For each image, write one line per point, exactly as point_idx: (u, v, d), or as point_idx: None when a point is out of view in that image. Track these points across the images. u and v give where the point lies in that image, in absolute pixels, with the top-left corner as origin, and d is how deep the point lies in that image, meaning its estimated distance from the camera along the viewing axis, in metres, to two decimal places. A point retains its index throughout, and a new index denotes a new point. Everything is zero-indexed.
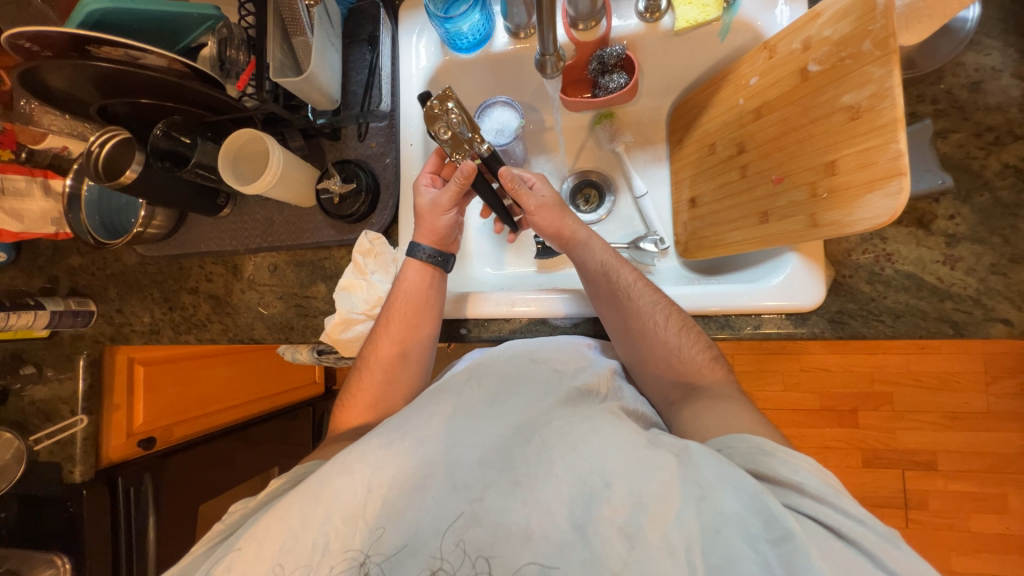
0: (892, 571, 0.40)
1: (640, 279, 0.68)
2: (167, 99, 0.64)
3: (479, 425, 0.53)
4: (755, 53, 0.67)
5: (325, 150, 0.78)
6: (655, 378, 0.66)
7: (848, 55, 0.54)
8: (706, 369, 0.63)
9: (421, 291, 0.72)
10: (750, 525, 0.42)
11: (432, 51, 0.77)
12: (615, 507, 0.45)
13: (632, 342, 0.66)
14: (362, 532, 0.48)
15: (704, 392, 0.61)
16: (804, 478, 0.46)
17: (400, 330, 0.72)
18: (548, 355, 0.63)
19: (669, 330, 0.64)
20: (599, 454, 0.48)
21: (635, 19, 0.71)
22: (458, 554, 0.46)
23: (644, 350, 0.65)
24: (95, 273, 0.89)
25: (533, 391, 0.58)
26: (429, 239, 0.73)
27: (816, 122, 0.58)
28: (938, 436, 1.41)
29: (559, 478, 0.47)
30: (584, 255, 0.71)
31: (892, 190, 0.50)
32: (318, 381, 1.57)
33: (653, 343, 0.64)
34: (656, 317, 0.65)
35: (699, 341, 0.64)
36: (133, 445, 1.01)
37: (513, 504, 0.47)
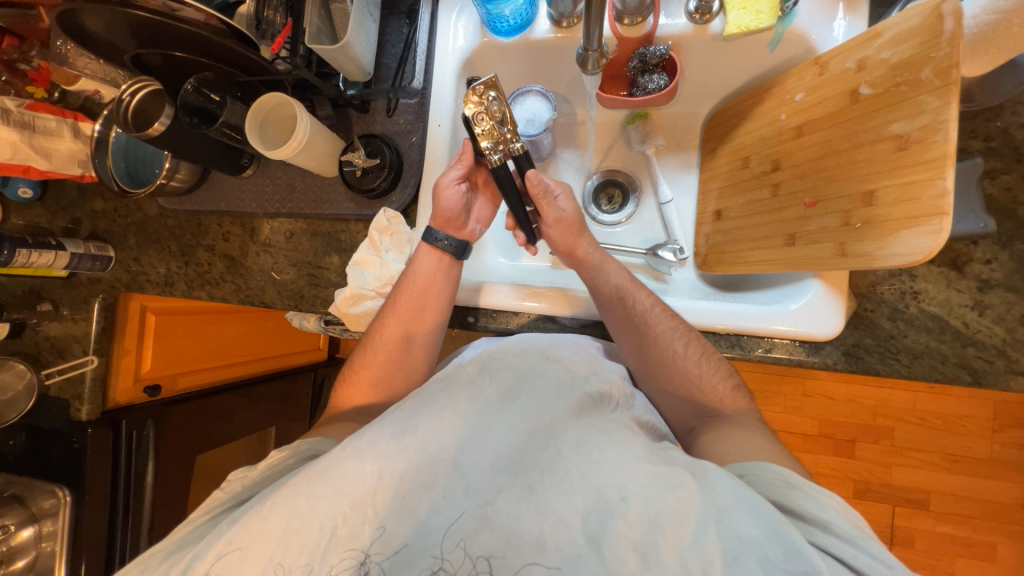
0: None
1: (656, 304, 0.68)
2: (201, 55, 0.64)
3: (492, 427, 0.54)
4: (805, 68, 0.64)
5: (353, 122, 0.77)
6: (675, 406, 0.66)
7: (904, 80, 0.51)
8: (727, 398, 0.64)
9: (437, 277, 0.72)
10: (769, 553, 0.42)
11: (470, 31, 0.75)
12: (629, 523, 0.45)
13: (649, 366, 0.66)
14: (369, 523, 0.48)
15: (725, 418, 0.62)
16: (831, 517, 0.46)
17: (408, 312, 0.72)
18: (561, 355, 0.64)
19: (689, 358, 0.64)
20: (615, 469, 0.48)
21: (684, 19, 0.68)
22: (459, 554, 0.46)
23: (662, 376, 0.66)
24: (116, 220, 0.90)
25: (542, 393, 0.58)
26: (440, 222, 0.73)
27: (860, 149, 0.56)
28: (936, 477, 1.39)
29: (574, 488, 0.48)
30: (599, 278, 0.71)
31: (931, 228, 0.48)
32: (321, 348, 1.66)
33: (671, 370, 0.65)
34: (674, 344, 0.65)
35: (719, 369, 0.65)
36: (140, 390, 1.03)
37: (526, 511, 0.47)
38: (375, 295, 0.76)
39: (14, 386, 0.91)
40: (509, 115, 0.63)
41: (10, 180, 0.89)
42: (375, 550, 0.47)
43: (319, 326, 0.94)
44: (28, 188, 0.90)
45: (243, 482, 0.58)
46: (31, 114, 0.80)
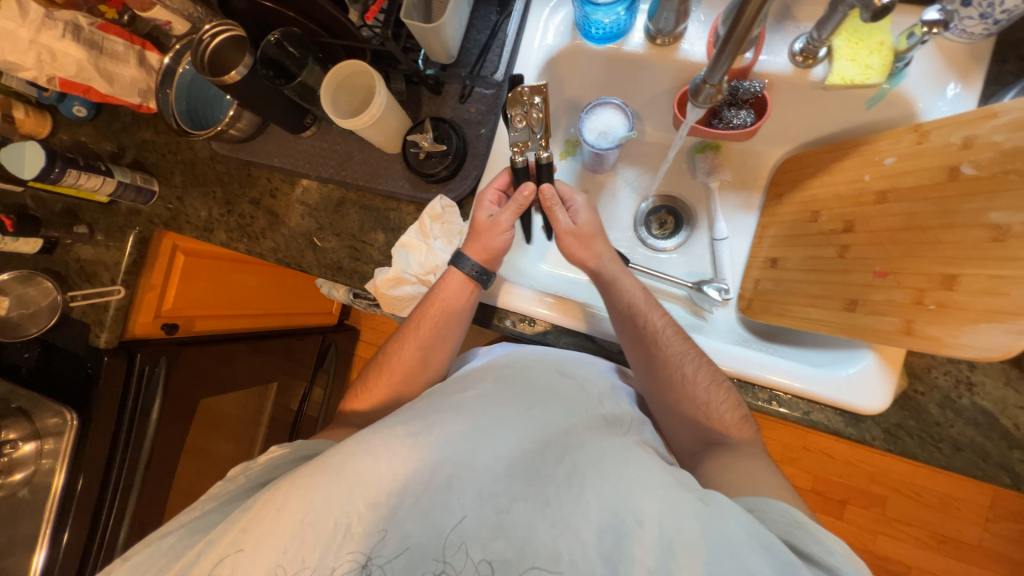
0: None
1: (668, 325, 0.66)
2: (288, 8, 0.63)
3: (504, 436, 0.54)
4: (901, 133, 0.62)
5: (423, 102, 0.75)
6: (679, 426, 0.66)
7: (1013, 169, 0.49)
8: (734, 428, 0.61)
9: (457, 297, 0.70)
10: None
11: (561, 31, 0.72)
12: (642, 546, 0.45)
13: (654, 385, 0.65)
14: (384, 520, 0.48)
15: (731, 449, 0.60)
16: (837, 560, 0.45)
17: (428, 335, 0.71)
18: (575, 370, 0.64)
19: (697, 383, 0.62)
20: (630, 489, 0.48)
21: (785, 59, 0.65)
22: (461, 557, 0.47)
23: (670, 401, 0.64)
24: (165, 155, 0.89)
25: (553, 410, 0.58)
26: (477, 252, 0.69)
27: (948, 229, 0.54)
28: (920, 554, 1.38)
29: (589, 505, 0.48)
30: (613, 293, 0.69)
31: (1013, 328, 0.47)
32: (331, 313, 1.70)
33: (679, 395, 0.63)
34: (685, 367, 0.63)
35: (728, 398, 0.62)
36: (157, 326, 1.02)
37: (541, 524, 0.47)
38: (416, 281, 0.75)
39: (37, 301, 0.91)
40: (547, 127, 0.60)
41: (66, 96, 0.87)
42: (380, 548, 0.47)
43: (347, 298, 0.93)
44: (82, 107, 0.89)
45: (250, 472, 0.59)
46: (101, 34, 0.79)
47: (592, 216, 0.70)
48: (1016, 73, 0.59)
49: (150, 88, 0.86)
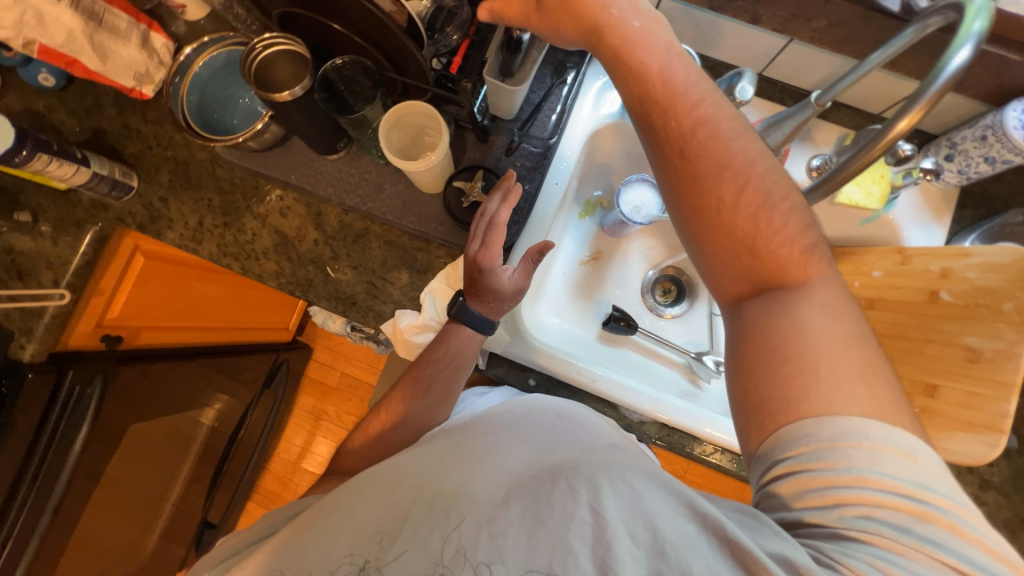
0: None
1: (708, 122, 0.47)
2: (357, 34, 0.59)
3: (503, 459, 0.52)
4: (886, 252, 0.71)
5: (467, 147, 0.75)
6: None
7: (985, 303, 0.60)
8: (795, 262, 0.43)
9: (464, 350, 0.65)
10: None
11: (613, 107, 0.78)
12: (633, 548, 0.41)
13: (686, 218, 0.47)
14: (377, 543, 0.47)
15: (789, 295, 0.43)
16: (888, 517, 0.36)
17: (427, 385, 0.66)
18: (577, 416, 0.62)
19: (745, 204, 0.45)
20: (625, 497, 0.44)
21: (802, 172, 0.73)
22: (456, 564, 0.43)
23: (705, 236, 0.46)
24: (153, 148, 0.78)
25: (563, 435, 0.57)
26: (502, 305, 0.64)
27: (928, 344, 0.63)
28: None
29: (582, 516, 0.43)
30: (637, 69, 0.48)
31: (989, 440, 0.57)
32: (288, 328, 1.55)
33: (718, 224, 0.45)
34: (731, 182, 0.45)
35: (786, 223, 0.45)
36: (95, 338, 0.87)
37: (533, 542, 0.43)
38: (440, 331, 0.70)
39: None
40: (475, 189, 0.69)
41: (33, 61, 0.74)
42: (379, 552, 0.47)
43: (344, 330, 0.86)
44: (51, 76, 0.76)
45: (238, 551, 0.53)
46: (103, 5, 0.69)
47: None
48: (972, 217, 0.73)
49: (149, 72, 0.76)
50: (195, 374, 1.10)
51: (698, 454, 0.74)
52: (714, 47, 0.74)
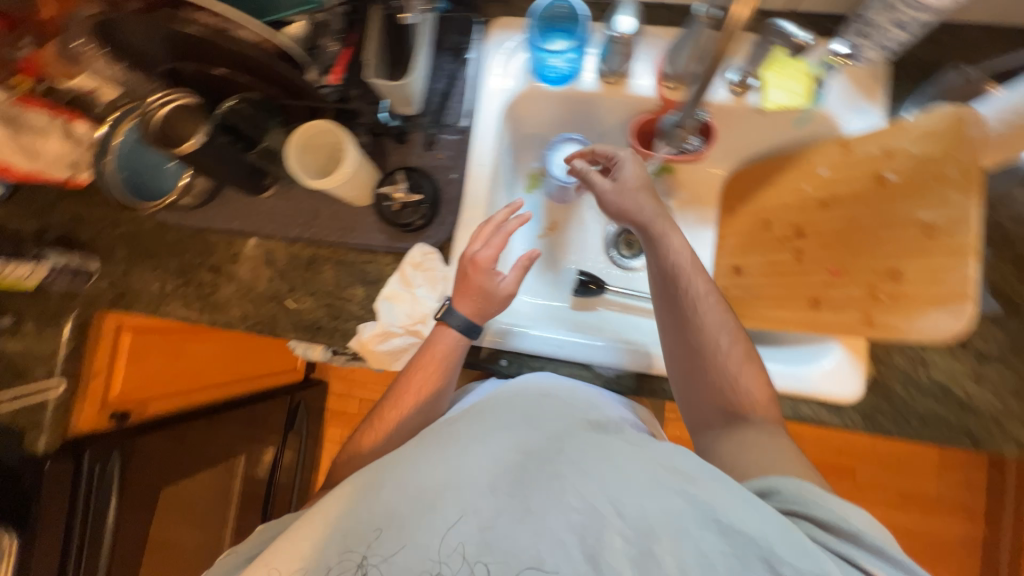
0: None
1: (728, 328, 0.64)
2: (243, 72, 0.60)
3: (489, 451, 0.54)
4: (829, 147, 0.70)
5: (389, 152, 0.75)
6: (697, 403, 0.65)
7: (931, 174, 0.57)
8: (759, 405, 0.61)
9: (452, 351, 0.67)
10: (775, 546, 0.43)
11: (518, 74, 0.75)
12: (622, 531, 0.47)
13: (686, 355, 0.65)
14: (371, 539, 0.51)
15: (750, 425, 0.60)
16: (855, 525, 0.45)
17: (422, 385, 0.67)
18: (558, 394, 0.64)
19: (731, 357, 0.63)
20: (608, 482, 0.50)
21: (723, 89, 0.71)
22: (456, 558, 0.49)
23: (699, 372, 0.64)
24: (105, 229, 0.82)
25: (547, 416, 0.60)
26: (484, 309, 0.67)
27: (884, 229, 0.62)
28: (890, 515, 1.54)
29: (570, 505, 0.49)
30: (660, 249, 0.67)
31: (957, 311, 0.53)
32: (298, 368, 1.58)
33: (708, 366, 0.63)
34: (720, 339, 0.63)
35: (757, 373, 0.62)
36: (105, 419, 0.91)
37: (524, 532, 0.48)
38: (404, 333, 0.71)
39: None
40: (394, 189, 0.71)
41: None
42: (374, 551, 0.50)
43: (325, 357, 0.88)
44: None
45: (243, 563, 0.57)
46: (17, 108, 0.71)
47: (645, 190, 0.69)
48: (908, 90, 0.70)
49: (79, 160, 0.78)
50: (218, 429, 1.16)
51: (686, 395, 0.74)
52: None
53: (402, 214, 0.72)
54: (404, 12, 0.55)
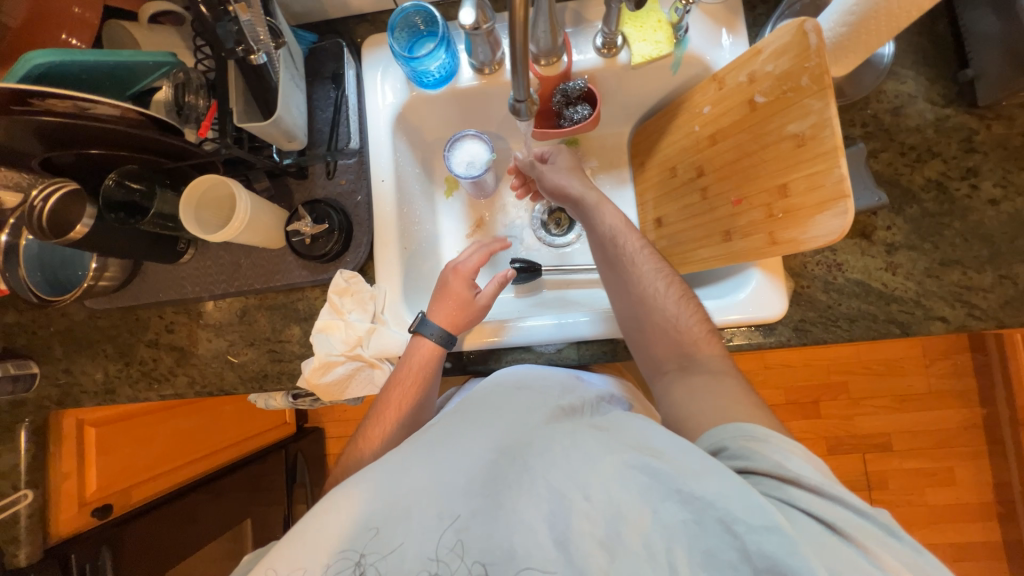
0: (883, 566, 0.40)
1: (657, 265, 0.69)
2: (120, 149, 0.60)
3: (466, 450, 0.54)
4: (706, 84, 0.72)
5: (293, 190, 0.76)
6: (652, 351, 0.65)
7: (790, 88, 0.59)
8: (703, 341, 0.62)
9: (428, 365, 0.69)
10: (733, 509, 0.42)
11: (398, 86, 0.77)
12: (590, 519, 0.46)
13: (628, 299, 0.67)
14: (366, 537, 0.49)
15: (698, 364, 0.60)
16: (803, 470, 0.45)
17: (402, 400, 0.67)
18: (535, 382, 0.64)
19: (669, 296, 0.65)
20: (579, 467, 0.49)
21: (593, 54, 0.74)
22: (451, 559, 0.47)
23: (643, 318, 0.66)
24: (35, 331, 0.81)
25: (520, 411, 0.58)
26: (455, 319, 0.71)
27: (765, 149, 0.63)
28: (890, 418, 1.57)
29: (540, 493, 0.49)
30: (595, 218, 0.74)
31: (839, 210, 0.55)
32: (290, 421, 1.55)
33: (652, 307, 0.65)
34: (657, 283, 0.66)
35: (696, 311, 0.65)
36: (87, 516, 0.93)
37: (497, 530, 0.47)
38: (346, 360, 0.72)
39: None
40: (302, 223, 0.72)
41: None
42: (371, 549, 0.48)
43: (288, 402, 0.89)
44: None
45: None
46: None
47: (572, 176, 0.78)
48: (765, 13, 0.73)
49: None
50: (217, 499, 1.18)
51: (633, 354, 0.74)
52: None
53: (316, 245, 0.73)
54: (252, 53, 0.56)
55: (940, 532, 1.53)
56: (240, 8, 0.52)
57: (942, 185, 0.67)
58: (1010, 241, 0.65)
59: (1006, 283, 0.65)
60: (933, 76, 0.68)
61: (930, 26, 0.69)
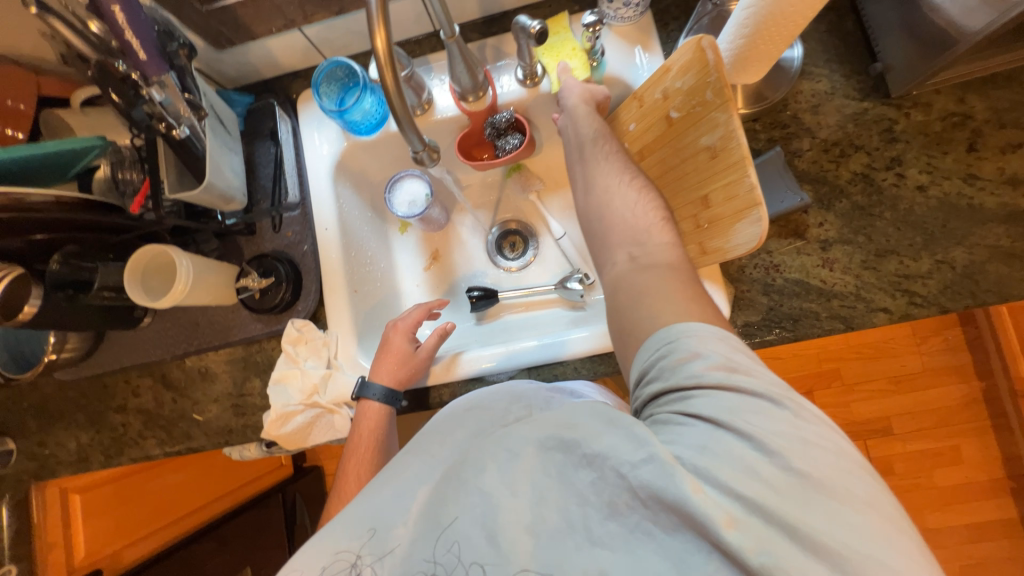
0: (768, 450, 0.39)
1: (624, 164, 0.66)
2: (64, 229, 0.63)
3: (422, 468, 0.54)
4: (629, 102, 0.72)
5: (242, 247, 0.78)
6: (609, 236, 0.62)
7: (697, 103, 0.60)
8: (658, 227, 0.60)
9: (378, 423, 0.70)
10: (627, 458, 0.41)
11: (333, 137, 0.79)
12: (517, 508, 0.45)
13: (591, 182, 0.66)
14: (359, 536, 0.50)
15: (652, 248, 0.58)
16: (702, 372, 0.44)
17: (360, 467, 0.68)
18: (485, 403, 0.59)
19: (630, 190, 0.63)
20: (502, 463, 0.47)
21: (517, 86, 0.77)
22: (450, 558, 0.45)
23: (604, 209, 0.64)
24: (9, 407, 0.83)
25: (467, 426, 0.56)
26: (395, 363, 0.73)
27: (685, 162, 0.64)
28: (888, 401, 1.53)
29: (471, 498, 0.47)
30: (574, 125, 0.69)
31: (754, 218, 0.56)
32: (286, 462, 1.56)
33: (613, 200, 0.63)
34: (622, 178, 0.64)
35: (655, 203, 0.62)
36: None
37: (439, 540, 0.46)
38: (304, 408, 0.72)
39: None
40: (247, 283, 0.74)
41: None
42: (369, 549, 0.49)
43: (261, 452, 0.88)
44: None
45: None
46: None
47: (575, 96, 0.70)
48: (678, 29, 0.76)
49: None
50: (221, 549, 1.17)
51: (585, 375, 0.72)
52: None
53: (267, 298, 0.75)
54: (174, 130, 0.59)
55: (954, 514, 1.47)
56: (157, 89, 0.56)
57: (868, 177, 0.67)
58: (943, 226, 0.65)
59: (944, 268, 0.64)
60: (846, 72, 0.70)
61: (839, 23, 0.71)
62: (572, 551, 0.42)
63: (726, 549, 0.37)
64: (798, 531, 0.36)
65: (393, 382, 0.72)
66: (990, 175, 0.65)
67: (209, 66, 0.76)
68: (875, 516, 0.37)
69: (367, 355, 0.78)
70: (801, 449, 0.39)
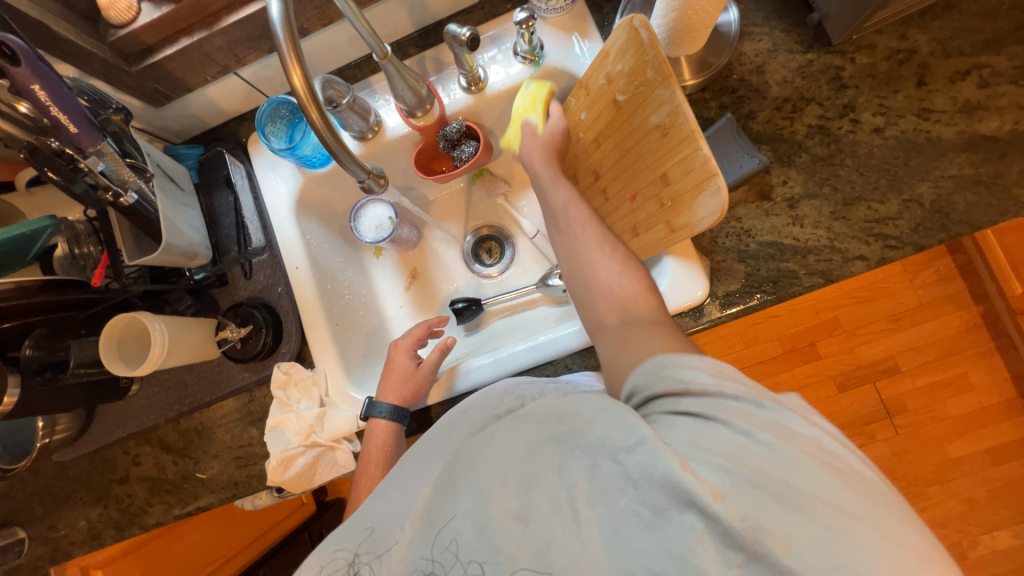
0: (747, 431, 0.40)
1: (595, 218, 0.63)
2: (30, 313, 0.62)
3: (418, 480, 0.54)
4: (576, 91, 0.72)
5: (217, 298, 0.78)
6: (592, 310, 0.58)
7: (640, 83, 0.59)
8: (642, 299, 0.56)
9: (388, 442, 0.70)
10: (618, 443, 0.41)
11: (289, 175, 0.79)
12: (505, 497, 0.44)
13: (568, 253, 0.62)
14: (357, 535, 0.52)
15: (641, 321, 0.53)
16: (693, 376, 0.44)
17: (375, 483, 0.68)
18: (477, 404, 0.61)
19: (609, 262, 0.59)
20: (496, 455, 0.47)
21: (462, 94, 0.76)
22: (449, 557, 0.44)
23: (584, 281, 0.59)
24: (13, 498, 0.82)
25: (464, 429, 0.57)
26: (399, 383, 0.73)
27: (640, 143, 0.63)
28: (892, 340, 1.52)
29: (465, 493, 0.47)
30: (547, 192, 0.67)
31: (712, 189, 0.55)
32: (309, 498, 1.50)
33: (592, 271, 0.59)
34: (602, 251, 0.59)
35: (636, 273, 0.58)
36: None
37: (432, 538, 0.46)
38: (304, 450, 0.71)
39: None
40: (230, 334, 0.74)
41: None
42: (368, 546, 0.50)
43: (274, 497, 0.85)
44: None
45: None
46: None
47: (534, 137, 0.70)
48: (612, 11, 0.76)
49: None
50: None
51: (577, 370, 0.72)
52: (324, 62, 0.78)
53: (253, 347, 0.75)
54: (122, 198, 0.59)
55: (973, 441, 1.47)
56: (95, 160, 0.56)
57: (824, 128, 0.67)
58: (904, 163, 0.65)
59: (913, 205, 0.64)
60: (785, 26, 0.70)
61: None
62: (561, 537, 0.40)
63: (714, 522, 0.35)
64: (787, 499, 0.36)
65: (400, 401, 0.72)
66: (944, 106, 0.64)
67: (152, 125, 0.75)
68: (843, 479, 0.38)
69: (359, 386, 0.78)
70: (782, 436, 0.40)
